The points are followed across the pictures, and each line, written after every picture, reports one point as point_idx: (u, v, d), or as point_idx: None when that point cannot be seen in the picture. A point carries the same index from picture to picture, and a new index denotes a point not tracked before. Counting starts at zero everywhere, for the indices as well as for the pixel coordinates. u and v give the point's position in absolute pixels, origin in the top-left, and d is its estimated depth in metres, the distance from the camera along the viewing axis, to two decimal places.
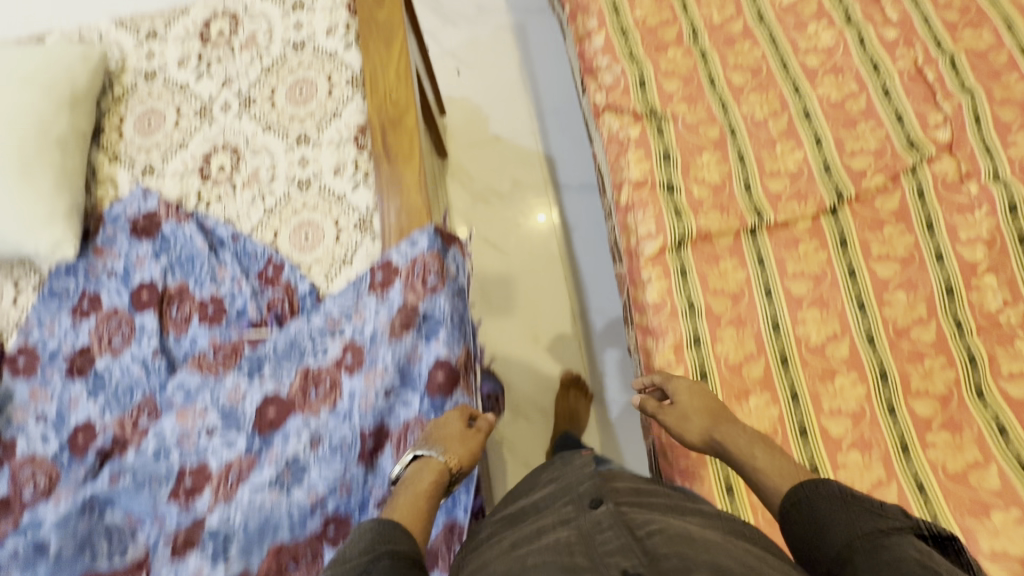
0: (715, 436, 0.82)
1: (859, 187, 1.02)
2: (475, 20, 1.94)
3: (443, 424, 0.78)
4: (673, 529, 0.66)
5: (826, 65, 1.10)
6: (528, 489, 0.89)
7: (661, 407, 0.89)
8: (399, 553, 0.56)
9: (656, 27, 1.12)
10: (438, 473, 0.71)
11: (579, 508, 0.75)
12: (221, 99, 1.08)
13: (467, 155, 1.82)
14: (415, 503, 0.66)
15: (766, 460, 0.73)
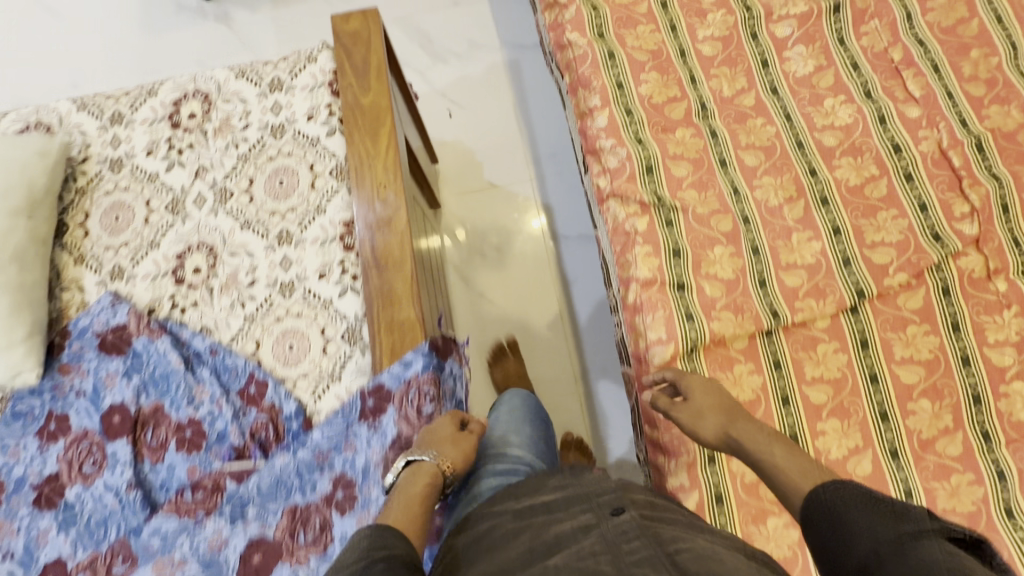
0: (732, 433, 0.79)
1: (881, 285, 0.95)
2: (466, 56, 1.84)
3: (434, 429, 0.82)
4: (699, 546, 0.67)
5: (844, 145, 1.03)
6: (535, 487, 0.88)
7: (674, 404, 0.87)
8: (393, 557, 0.60)
9: (663, 105, 1.05)
10: (431, 475, 0.75)
11: (600, 515, 0.75)
12: (194, 191, 0.99)
13: (461, 203, 1.73)
14: (408, 507, 0.70)
15: (788, 459, 0.71)
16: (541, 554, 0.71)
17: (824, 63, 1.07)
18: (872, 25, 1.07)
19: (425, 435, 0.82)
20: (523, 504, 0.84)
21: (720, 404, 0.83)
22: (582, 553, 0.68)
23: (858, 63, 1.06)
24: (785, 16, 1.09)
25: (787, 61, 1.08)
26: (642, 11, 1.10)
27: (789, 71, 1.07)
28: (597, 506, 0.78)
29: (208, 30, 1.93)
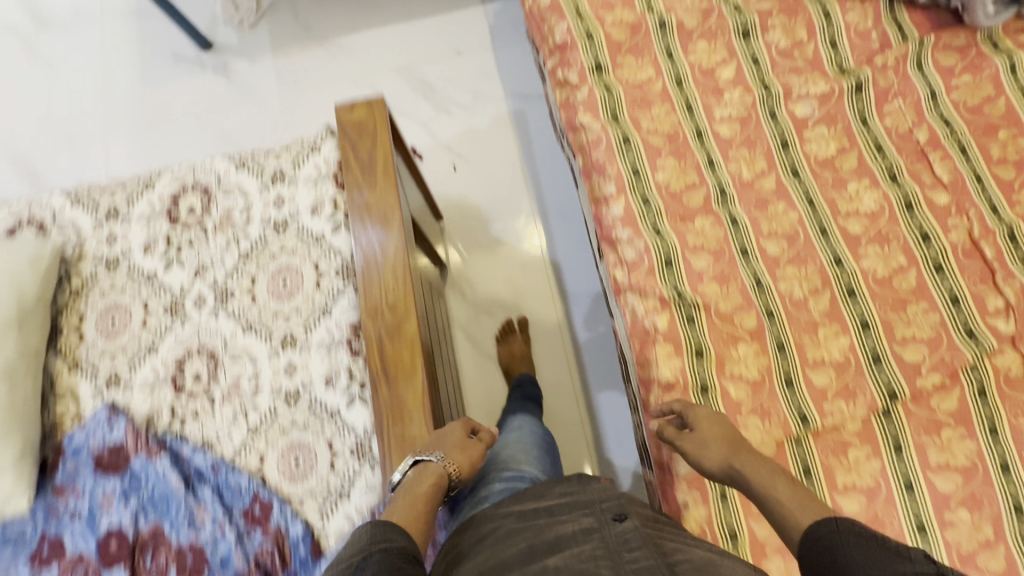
0: (736, 465, 0.75)
1: (913, 386, 0.91)
2: (470, 108, 1.81)
3: (445, 433, 0.83)
4: (698, 560, 0.70)
5: (870, 232, 0.99)
6: (535, 490, 0.89)
7: (680, 434, 0.84)
8: (392, 549, 0.62)
9: (680, 193, 1.01)
10: (437, 475, 0.76)
11: (602, 519, 0.77)
12: (194, 292, 0.95)
13: (466, 260, 1.70)
14: (412, 504, 0.72)
15: (790, 493, 0.68)
16: (539, 552, 0.73)
17: (847, 144, 1.03)
18: (896, 104, 1.03)
19: (435, 439, 0.83)
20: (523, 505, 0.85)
21: (723, 432, 0.80)
22: (583, 556, 0.70)
23: (883, 145, 1.02)
24: (804, 94, 1.05)
25: (808, 142, 1.04)
26: (657, 91, 1.07)
27: (811, 152, 1.04)
28: (598, 510, 0.80)
29: (206, 81, 1.90)
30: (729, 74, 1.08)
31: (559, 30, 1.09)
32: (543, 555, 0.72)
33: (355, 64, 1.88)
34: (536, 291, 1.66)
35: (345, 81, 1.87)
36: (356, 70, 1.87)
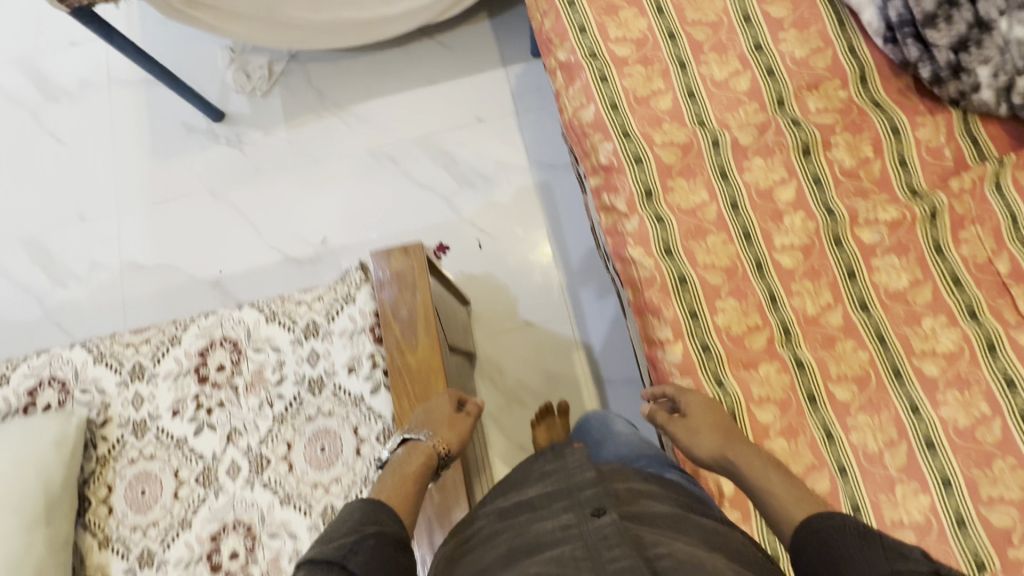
0: (728, 453, 0.85)
1: (1005, 557, 0.83)
2: (493, 180, 1.74)
3: (433, 407, 0.85)
4: (680, 553, 0.70)
5: (948, 375, 0.91)
6: (524, 485, 0.92)
7: (671, 420, 0.93)
8: (383, 534, 0.65)
9: (741, 336, 0.95)
10: (427, 456, 0.79)
11: (581, 516, 0.77)
12: (227, 459, 0.90)
13: (495, 350, 1.63)
14: (400, 487, 0.74)
15: (782, 485, 0.77)
16: (521, 553, 0.74)
17: (921, 276, 0.95)
18: (972, 230, 0.95)
19: (423, 409, 0.85)
20: (511, 503, 0.88)
21: (713, 414, 0.89)
22: (561, 559, 0.70)
23: (960, 278, 0.94)
24: (873, 219, 0.97)
25: (877, 271, 0.96)
26: (711, 217, 0.99)
27: (880, 283, 0.96)
28: (579, 505, 0.81)
29: (219, 154, 1.83)
30: (788, 195, 1.00)
31: (603, 150, 1.02)
32: (525, 556, 0.73)
33: (372, 132, 1.81)
34: (557, 339, 1.62)
35: (363, 150, 1.80)
36: (374, 139, 1.80)
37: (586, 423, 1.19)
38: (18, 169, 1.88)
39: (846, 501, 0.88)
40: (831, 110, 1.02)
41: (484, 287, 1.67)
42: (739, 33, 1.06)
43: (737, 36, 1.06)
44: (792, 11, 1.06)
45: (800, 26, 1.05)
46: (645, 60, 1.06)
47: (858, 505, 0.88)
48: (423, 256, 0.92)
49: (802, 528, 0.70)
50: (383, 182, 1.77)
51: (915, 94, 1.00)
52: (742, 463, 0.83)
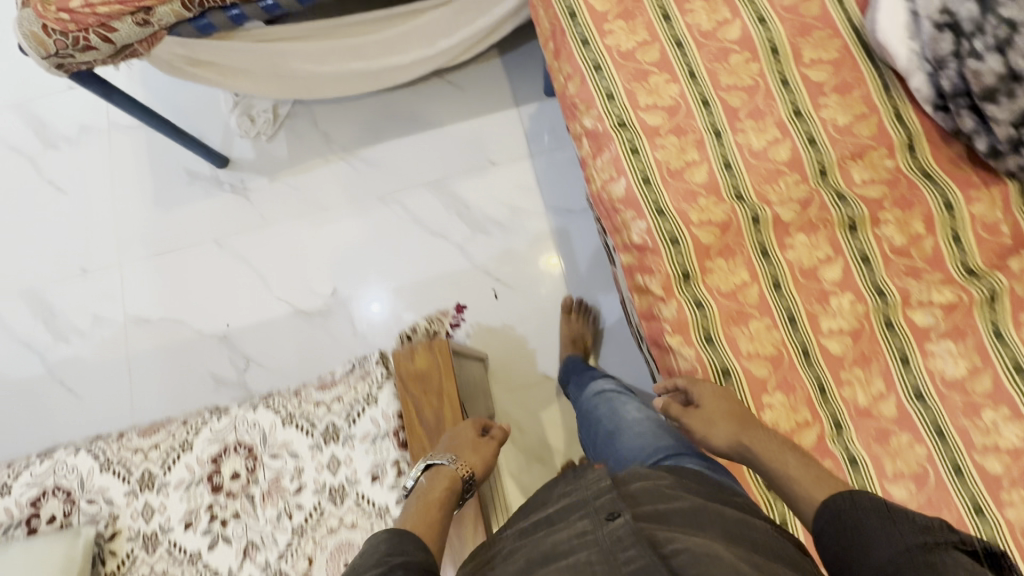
0: (744, 440, 0.83)
1: None
2: (509, 226, 1.68)
3: (458, 434, 0.98)
4: (698, 548, 0.66)
5: (1014, 474, 0.84)
6: (542, 504, 0.88)
7: (686, 412, 0.89)
8: (409, 564, 0.67)
9: (790, 433, 0.88)
10: (449, 481, 0.88)
11: (595, 520, 0.74)
12: (242, 571, 1.04)
13: (513, 408, 1.56)
14: (426, 513, 0.81)
15: (799, 467, 0.77)
16: (536, 563, 0.70)
17: (980, 363, 0.89)
18: None
19: (448, 439, 0.98)
20: (531, 521, 0.84)
21: (724, 404, 0.86)
22: (575, 564, 0.67)
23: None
24: (926, 301, 0.91)
25: (931, 356, 0.90)
26: (753, 299, 0.93)
27: (936, 370, 0.90)
28: (593, 510, 0.77)
29: (224, 201, 1.78)
30: (835, 274, 0.94)
31: (636, 229, 0.96)
32: (540, 566, 0.70)
33: (381, 177, 1.75)
34: None
35: (373, 196, 1.74)
36: (383, 185, 1.74)
37: (597, 413, 1.14)
38: (16, 218, 1.83)
39: (841, 451, 0.88)
40: (879, 181, 0.95)
41: (502, 338, 1.62)
42: (777, 99, 1.00)
43: (775, 101, 1.00)
44: (833, 75, 0.99)
45: (842, 91, 0.99)
46: (678, 129, 1.00)
47: (857, 458, 0.87)
48: (448, 351, 1.05)
49: (822, 513, 0.70)
50: (394, 230, 1.71)
51: (967, 163, 0.94)
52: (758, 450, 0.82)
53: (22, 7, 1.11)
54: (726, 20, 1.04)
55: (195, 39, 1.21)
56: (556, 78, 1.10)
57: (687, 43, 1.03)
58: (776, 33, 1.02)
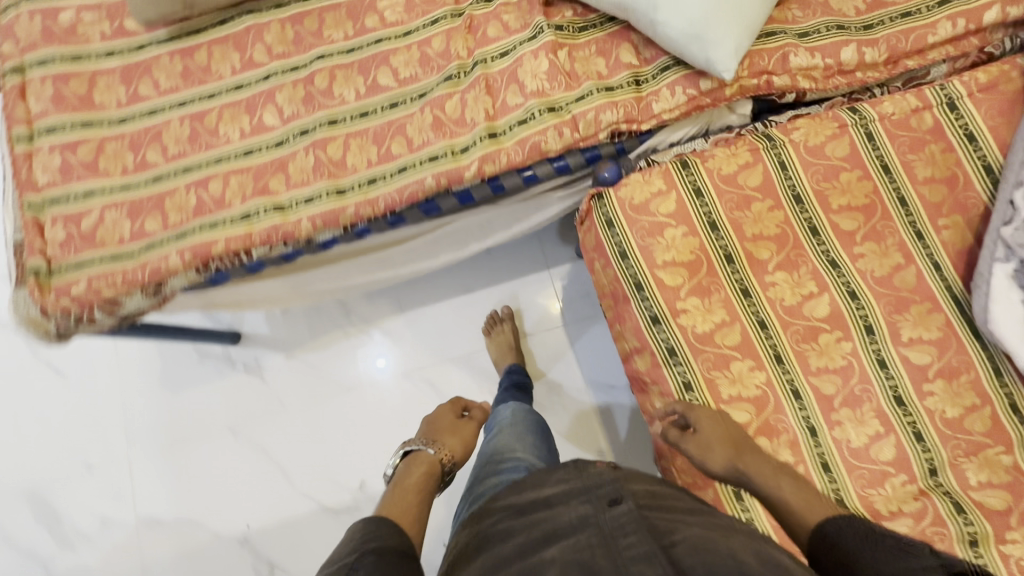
0: (740, 467, 0.78)
1: None
2: (546, 403, 1.57)
3: (440, 418, 1.15)
4: (696, 536, 0.71)
5: None
6: (539, 482, 0.89)
7: (683, 437, 0.84)
8: (383, 548, 0.76)
9: None
10: (427, 465, 1.01)
11: (598, 505, 0.78)
12: None
13: None
14: (404, 489, 0.94)
15: (794, 492, 0.74)
16: (537, 543, 0.75)
17: None
18: None
19: (429, 423, 1.14)
20: (526, 497, 0.86)
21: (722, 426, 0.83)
22: (578, 546, 0.72)
23: None
24: None
25: None
26: None
27: None
28: (595, 495, 0.81)
29: (236, 383, 1.66)
30: None
31: None
32: (541, 545, 0.75)
33: (407, 353, 1.64)
34: None
35: (400, 373, 1.63)
36: (410, 361, 1.63)
37: None
38: (9, 407, 1.69)
39: (801, 424, 0.88)
40: (997, 485, 0.85)
41: None
42: (875, 384, 0.89)
43: (874, 387, 0.89)
44: (937, 358, 0.88)
45: (948, 375, 0.88)
46: (769, 427, 0.88)
47: (816, 428, 0.88)
48: (456, 404, 1.21)
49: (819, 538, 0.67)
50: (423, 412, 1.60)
51: None
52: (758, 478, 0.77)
53: (17, 285, 0.99)
54: (812, 295, 0.90)
55: (207, 287, 1.09)
56: (619, 338, 0.99)
57: (772, 323, 0.90)
58: (870, 310, 0.90)
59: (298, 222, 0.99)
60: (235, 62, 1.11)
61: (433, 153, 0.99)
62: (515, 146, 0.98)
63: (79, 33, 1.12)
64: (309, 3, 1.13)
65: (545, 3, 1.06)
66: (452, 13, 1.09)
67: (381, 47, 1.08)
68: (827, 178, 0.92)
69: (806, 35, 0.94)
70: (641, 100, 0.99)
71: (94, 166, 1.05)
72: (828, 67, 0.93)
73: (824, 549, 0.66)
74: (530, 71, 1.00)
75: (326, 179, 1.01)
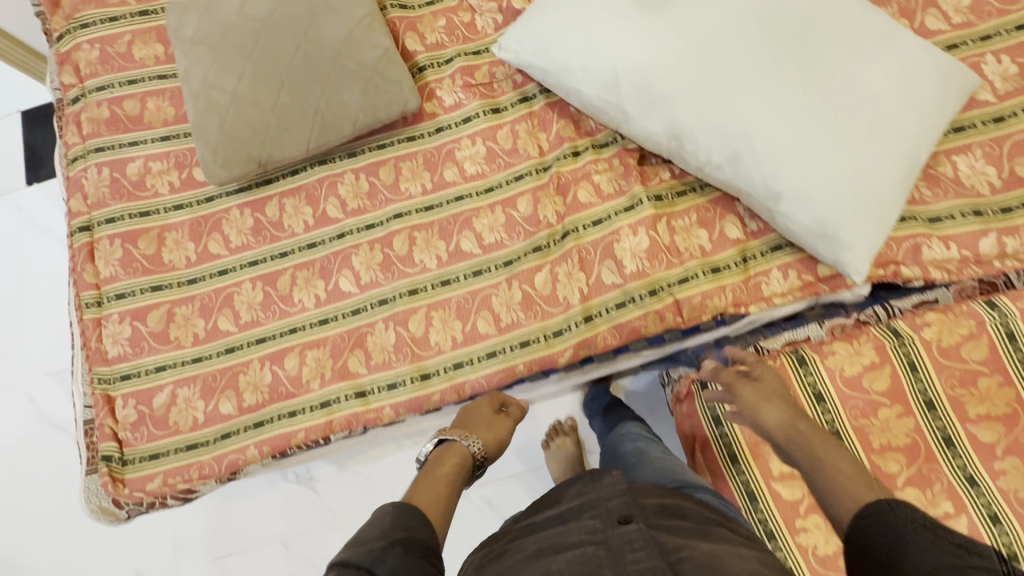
0: (799, 426, 0.73)
1: None
2: None
3: (474, 409, 0.90)
4: (702, 555, 0.65)
5: None
6: (556, 500, 0.85)
7: (742, 380, 0.82)
8: (411, 540, 0.65)
9: None
10: (462, 456, 0.81)
11: (607, 522, 0.72)
12: None
13: None
14: (432, 488, 0.74)
15: (851, 469, 0.65)
16: (545, 552, 0.69)
17: None
18: None
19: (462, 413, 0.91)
20: (544, 516, 0.82)
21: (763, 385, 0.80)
22: (585, 556, 0.66)
23: None
24: None
25: None
26: None
27: None
28: (604, 512, 0.75)
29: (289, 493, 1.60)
30: None
31: None
32: (547, 555, 0.68)
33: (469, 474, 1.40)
34: None
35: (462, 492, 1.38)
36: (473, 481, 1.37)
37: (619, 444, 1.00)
38: (58, 510, 1.65)
39: None
40: None
41: None
42: None
43: None
44: None
45: None
46: None
47: None
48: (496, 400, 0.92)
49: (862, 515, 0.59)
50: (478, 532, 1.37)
51: None
52: (806, 457, 0.69)
53: (89, 469, 0.95)
54: (948, 517, 0.81)
55: (274, 460, 0.94)
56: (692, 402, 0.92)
57: None
58: (1017, 539, 0.78)
59: (380, 410, 0.93)
60: (308, 218, 1.05)
61: (525, 337, 0.93)
62: (612, 331, 0.91)
63: (147, 185, 1.07)
64: (384, 151, 1.07)
65: (640, 164, 0.99)
66: (537, 167, 1.03)
67: (462, 206, 1.02)
68: (963, 384, 0.84)
69: (937, 220, 0.87)
70: (750, 280, 0.91)
71: (164, 336, 1.00)
72: (964, 259, 0.86)
73: (872, 535, 0.57)
74: (629, 249, 0.93)
75: (409, 361, 0.95)
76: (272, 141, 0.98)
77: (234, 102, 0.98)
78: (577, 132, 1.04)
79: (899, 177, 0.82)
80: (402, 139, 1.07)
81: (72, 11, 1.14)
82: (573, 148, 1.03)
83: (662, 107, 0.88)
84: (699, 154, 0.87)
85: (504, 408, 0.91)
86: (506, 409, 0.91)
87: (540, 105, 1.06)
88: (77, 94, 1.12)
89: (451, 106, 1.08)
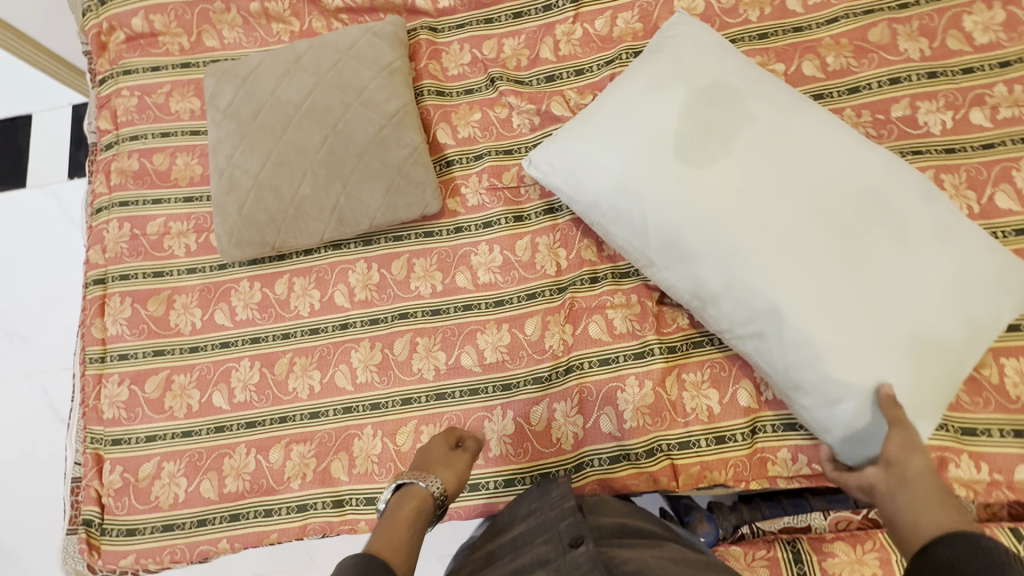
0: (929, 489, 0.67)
1: None
2: None
3: (427, 449, 0.84)
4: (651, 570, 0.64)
5: None
6: (508, 526, 0.79)
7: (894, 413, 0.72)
8: None
9: None
10: (421, 499, 0.75)
11: (558, 547, 0.69)
12: None
13: None
14: (393, 533, 0.68)
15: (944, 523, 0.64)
16: None
17: None
18: None
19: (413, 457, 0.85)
20: (497, 545, 0.76)
21: (910, 430, 0.72)
22: None
23: None
24: None
25: None
26: None
27: None
28: (557, 535, 0.71)
29: None
30: None
31: None
32: None
33: (440, 533, 1.18)
34: None
35: (430, 556, 1.19)
36: (445, 545, 1.18)
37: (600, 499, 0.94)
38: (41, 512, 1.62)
39: None
40: None
41: None
42: None
43: None
44: None
45: None
46: None
47: None
48: (454, 436, 0.86)
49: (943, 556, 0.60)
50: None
51: None
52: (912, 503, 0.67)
53: (70, 529, 0.97)
54: None
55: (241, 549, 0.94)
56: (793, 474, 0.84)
57: None
58: None
59: (355, 522, 0.93)
60: (314, 301, 1.03)
61: (510, 476, 0.91)
62: (601, 483, 0.89)
63: (164, 246, 1.07)
64: (400, 244, 1.04)
65: (658, 305, 0.94)
66: (552, 287, 0.98)
67: (470, 316, 0.99)
68: None
69: (971, 433, 0.80)
70: (755, 456, 0.86)
71: (159, 405, 1.00)
72: (995, 482, 0.79)
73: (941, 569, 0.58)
74: (631, 400, 0.89)
75: (391, 476, 0.93)
76: (288, 230, 0.97)
77: (257, 184, 0.97)
78: (599, 255, 0.99)
79: (935, 391, 0.75)
80: (420, 234, 1.04)
81: (117, 57, 1.15)
82: (592, 273, 0.97)
83: (686, 264, 0.83)
84: (719, 320, 0.83)
85: (460, 444, 0.86)
86: (462, 444, 0.86)
87: (565, 220, 1.01)
88: (111, 140, 1.13)
89: (473, 207, 1.04)
